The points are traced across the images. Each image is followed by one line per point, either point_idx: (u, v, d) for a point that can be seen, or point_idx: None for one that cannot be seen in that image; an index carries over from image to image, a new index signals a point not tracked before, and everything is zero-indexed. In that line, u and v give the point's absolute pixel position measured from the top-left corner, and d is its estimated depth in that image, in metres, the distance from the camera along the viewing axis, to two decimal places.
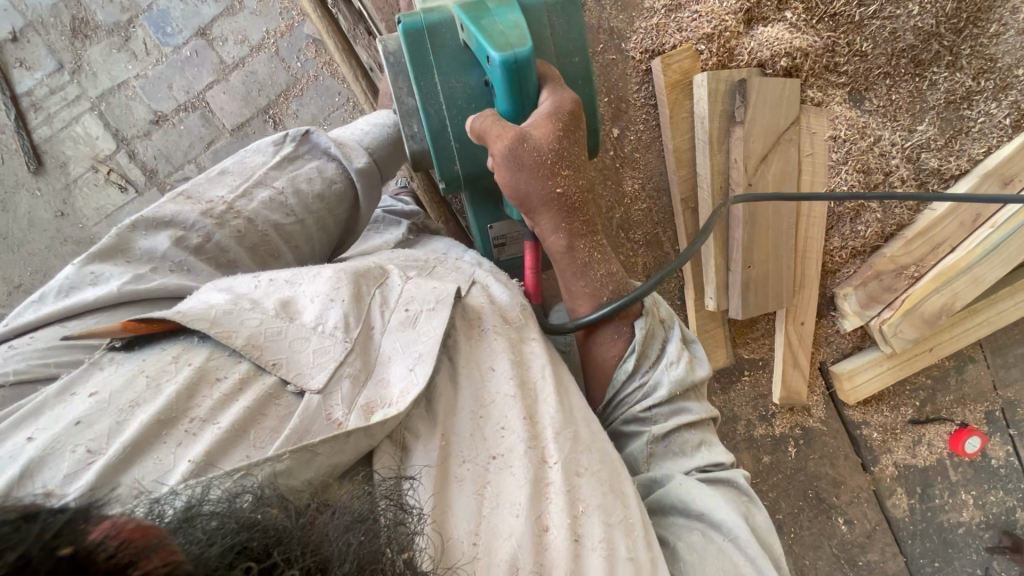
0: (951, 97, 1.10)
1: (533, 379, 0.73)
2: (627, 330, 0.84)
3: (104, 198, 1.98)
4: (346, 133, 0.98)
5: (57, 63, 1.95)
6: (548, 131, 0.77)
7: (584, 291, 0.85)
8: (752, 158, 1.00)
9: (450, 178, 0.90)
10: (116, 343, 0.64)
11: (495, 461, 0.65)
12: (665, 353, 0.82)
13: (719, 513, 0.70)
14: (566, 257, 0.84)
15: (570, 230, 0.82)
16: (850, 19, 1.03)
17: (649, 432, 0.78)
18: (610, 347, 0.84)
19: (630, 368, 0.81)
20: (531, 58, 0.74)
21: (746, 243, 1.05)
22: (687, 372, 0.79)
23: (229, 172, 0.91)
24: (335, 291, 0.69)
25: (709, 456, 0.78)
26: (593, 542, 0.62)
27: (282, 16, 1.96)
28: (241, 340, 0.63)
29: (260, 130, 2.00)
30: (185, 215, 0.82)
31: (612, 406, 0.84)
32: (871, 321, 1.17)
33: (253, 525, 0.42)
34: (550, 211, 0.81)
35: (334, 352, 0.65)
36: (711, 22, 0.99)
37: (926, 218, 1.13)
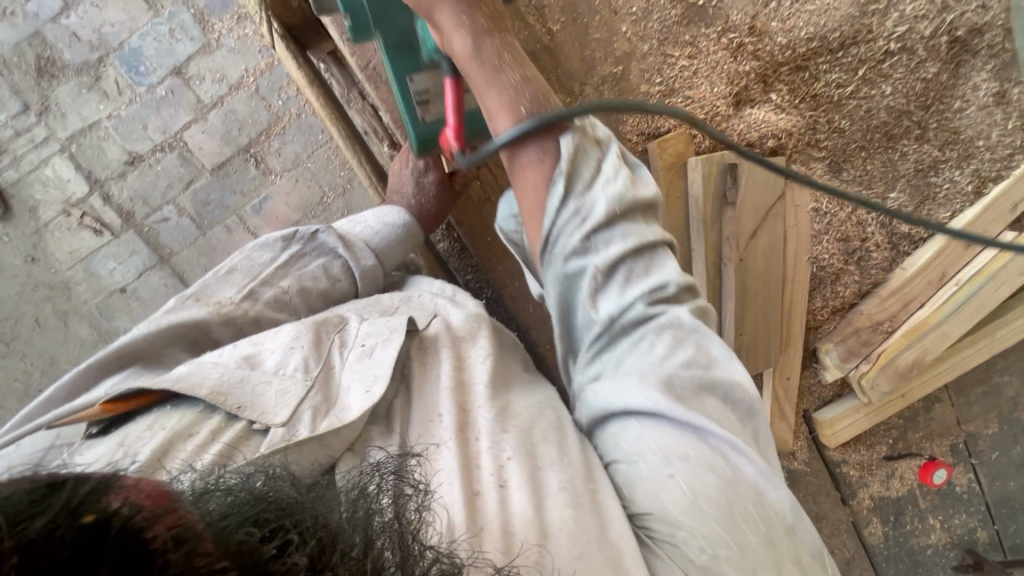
0: (919, 166, 1.17)
1: (471, 381, 0.71)
2: (554, 146, 0.64)
3: (78, 241, 1.92)
4: (355, 228, 0.98)
5: (22, 104, 1.87)
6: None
7: (497, 101, 0.66)
8: (742, 235, 1.07)
9: (354, 10, 0.80)
10: (97, 430, 0.66)
11: (436, 447, 0.63)
12: (600, 168, 0.63)
13: (638, 400, 0.60)
14: (472, 60, 0.67)
15: (475, 28, 0.67)
16: (829, 99, 1.09)
17: (592, 264, 0.62)
18: (535, 167, 0.64)
19: (559, 190, 0.62)
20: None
21: (738, 312, 1.11)
22: (626, 185, 0.62)
23: (236, 270, 0.91)
24: (295, 340, 0.72)
25: (656, 279, 0.62)
26: (518, 480, 0.60)
27: (262, 53, 1.91)
28: (205, 391, 0.65)
29: (241, 169, 1.95)
30: (208, 324, 0.83)
31: (548, 247, 0.64)
32: (850, 373, 1.26)
33: (258, 502, 0.44)
34: (449, 4, 0.67)
35: (296, 390, 0.67)
36: (703, 108, 1.04)
37: (899, 277, 1.21)
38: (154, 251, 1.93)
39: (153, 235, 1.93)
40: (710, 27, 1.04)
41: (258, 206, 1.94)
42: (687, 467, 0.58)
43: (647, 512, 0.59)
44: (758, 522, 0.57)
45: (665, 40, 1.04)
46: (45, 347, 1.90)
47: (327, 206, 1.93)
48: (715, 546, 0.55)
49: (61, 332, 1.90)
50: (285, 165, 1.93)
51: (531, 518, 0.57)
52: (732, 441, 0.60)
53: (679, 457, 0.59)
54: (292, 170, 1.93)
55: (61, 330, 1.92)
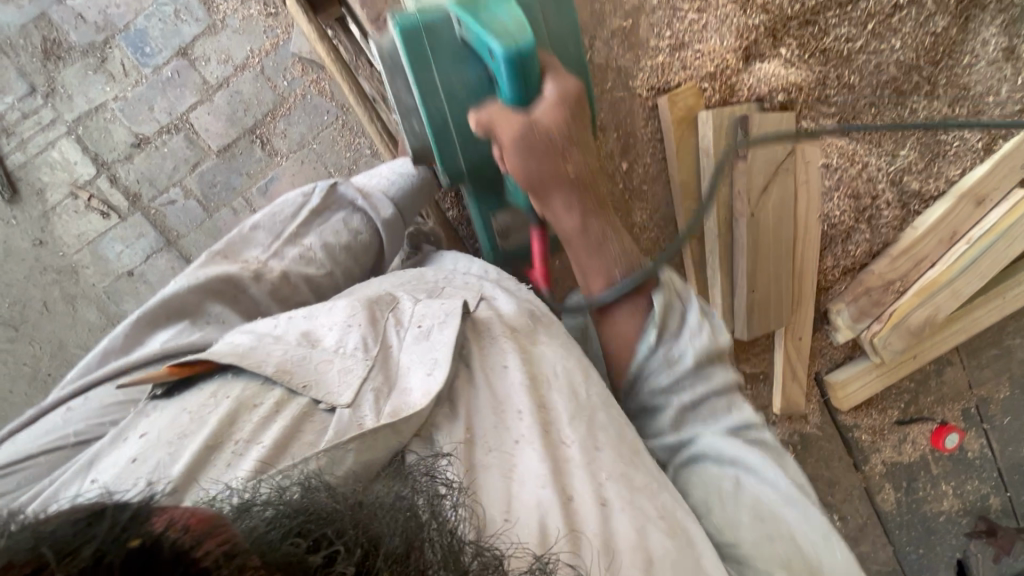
0: (930, 123, 1.17)
1: (543, 373, 0.70)
2: (643, 304, 0.77)
3: (85, 224, 1.92)
4: (372, 181, 0.98)
5: (29, 86, 1.88)
6: (557, 114, 0.76)
7: (598, 267, 0.80)
8: (753, 189, 1.06)
9: (453, 173, 0.87)
10: (159, 391, 0.65)
11: (516, 443, 0.63)
12: (687, 322, 0.74)
13: (750, 459, 0.68)
14: (579, 236, 0.80)
15: (581, 208, 0.79)
16: (839, 54, 1.09)
17: (676, 401, 0.73)
18: (628, 324, 0.77)
19: (651, 340, 0.74)
20: (533, 50, 0.74)
21: (750, 269, 1.11)
22: (709, 341, 0.73)
23: (260, 227, 0.90)
24: (352, 317, 0.71)
25: (739, 418, 0.72)
26: (618, 500, 0.61)
27: (267, 34, 1.91)
28: (271, 367, 0.64)
29: (247, 150, 1.96)
30: (239, 279, 0.83)
31: (636, 384, 0.77)
32: (861, 333, 1.26)
33: (300, 512, 0.43)
34: (562, 191, 0.78)
35: (357, 369, 0.65)
36: (713, 61, 1.04)
37: (909, 236, 1.21)
38: (162, 233, 1.93)
39: (160, 218, 1.93)
40: None
41: (265, 187, 1.94)
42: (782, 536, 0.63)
43: (734, 543, 0.64)
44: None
45: None
46: (54, 331, 1.90)
47: None
48: None
49: (69, 315, 1.90)
50: (290, 146, 1.93)
51: (637, 543, 0.58)
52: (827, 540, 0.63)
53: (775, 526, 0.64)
54: (298, 152, 1.94)
55: (68, 313, 1.92)
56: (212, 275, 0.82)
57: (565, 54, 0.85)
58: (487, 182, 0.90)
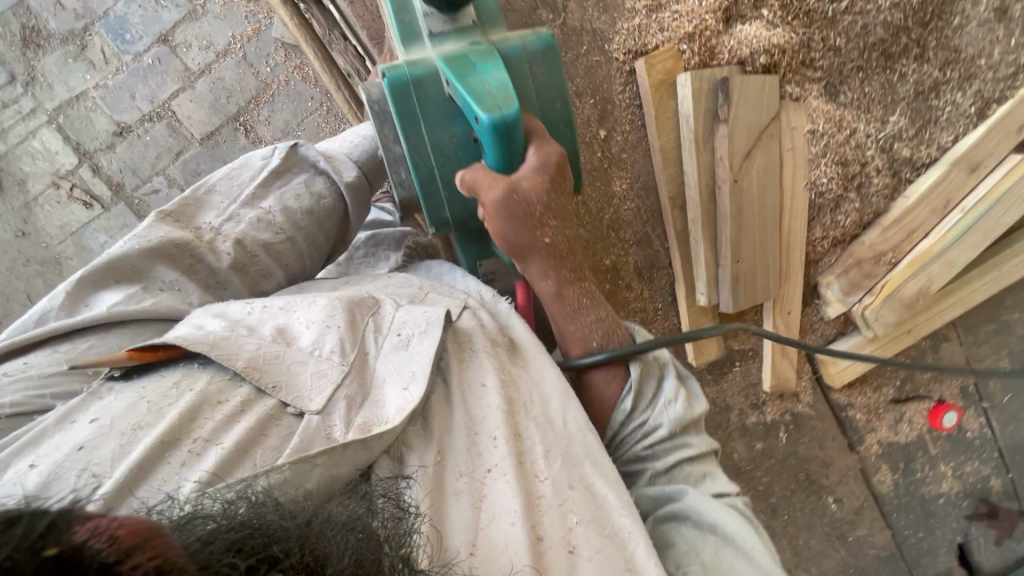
0: (919, 88, 1.13)
1: (522, 400, 0.70)
2: (620, 371, 0.79)
3: (68, 215, 1.90)
4: (335, 145, 0.95)
5: (8, 75, 1.86)
6: (540, 183, 0.71)
7: (575, 335, 0.80)
8: (736, 154, 1.03)
9: (439, 224, 0.82)
10: (116, 372, 0.63)
11: (489, 472, 0.63)
12: (662, 391, 0.76)
13: (730, 526, 0.66)
14: (556, 303, 0.80)
15: (560, 276, 0.78)
16: (824, 16, 1.05)
17: (652, 469, 0.74)
18: (606, 389, 0.79)
19: (627, 408, 0.76)
20: (520, 118, 0.66)
21: (735, 239, 1.07)
22: (685, 410, 0.74)
23: (217, 190, 0.89)
24: (330, 318, 0.68)
25: (716, 487, 0.73)
26: (587, 550, 0.61)
27: (248, 19, 1.88)
28: (241, 363, 0.62)
29: (231, 138, 1.93)
30: (194, 247, 0.81)
31: (613, 446, 0.78)
32: (852, 307, 1.22)
33: (245, 526, 0.40)
34: (540, 258, 0.77)
35: (331, 374, 0.64)
36: (691, 21, 1.00)
37: (900, 205, 1.17)
38: None
39: (144, 207, 1.91)
40: None
41: None
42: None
43: None
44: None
45: None
46: None
47: None
48: None
49: None
50: (274, 133, 1.90)
51: None
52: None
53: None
54: (282, 138, 1.91)
55: None
56: (163, 238, 0.79)
57: (555, 113, 0.78)
58: (474, 232, 0.87)
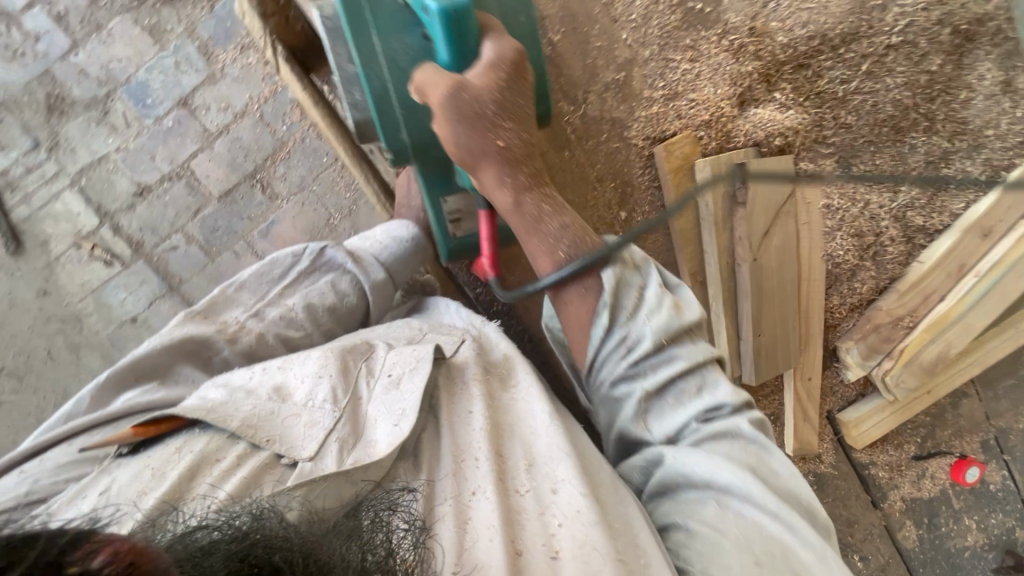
0: (930, 158, 1.16)
1: (508, 423, 0.72)
2: (595, 283, 0.72)
3: (89, 273, 1.91)
4: (365, 244, 0.98)
5: (33, 141, 1.89)
6: (492, 82, 0.70)
7: (541, 249, 0.76)
8: (754, 234, 1.06)
9: (397, 148, 0.79)
10: (125, 449, 0.66)
11: (473, 493, 0.64)
12: (642, 301, 0.70)
13: (724, 476, 0.62)
14: (514, 214, 0.76)
15: (517, 183, 0.74)
16: (834, 96, 1.08)
17: (640, 389, 0.69)
18: (579, 305, 0.73)
19: (604, 322, 0.70)
20: (470, 7, 0.69)
21: (754, 313, 1.10)
22: (670, 320, 0.68)
23: (246, 287, 0.91)
24: (323, 368, 0.71)
25: (711, 400, 0.68)
26: (569, 549, 0.59)
27: (264, 81, 1.91)
28: (236, 422, 0.64)
29: (248, 195, 1.94)
30: (214, 342, 0.83)
31: (594, 370, 0.73)
32: (872, 371, 1.23)
33: (245, 537, 0.44)
34: (495, 165, 0.73)
35: (323, 422, 0.66)
36: (708, 109, 1.04)
37: (916, 271, 1.19)
38: (164, 279, 1.92)
39: (163, 264, 1.92)
40: (710, 30, 1.04)
41: (266, 230, 1.93)
42: (766, 561, 0.57)
43: None
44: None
45: (666, 45, 1.03)
46: (59, 380, 1.88)
47: (333, 227, 1.92)
48: None
49: (73, 364, 1.88)
50: (290, 189, 1.92)
51: None
52: (817, 553, 0.58)
53: (757, 550, 0.58)
54: (298, 194, 1.93)
55: (72, 362, 1.90)
56: (185, 336, 0.82)
57: (518, 27, 0.79)
58: (436, 160, 0.82)
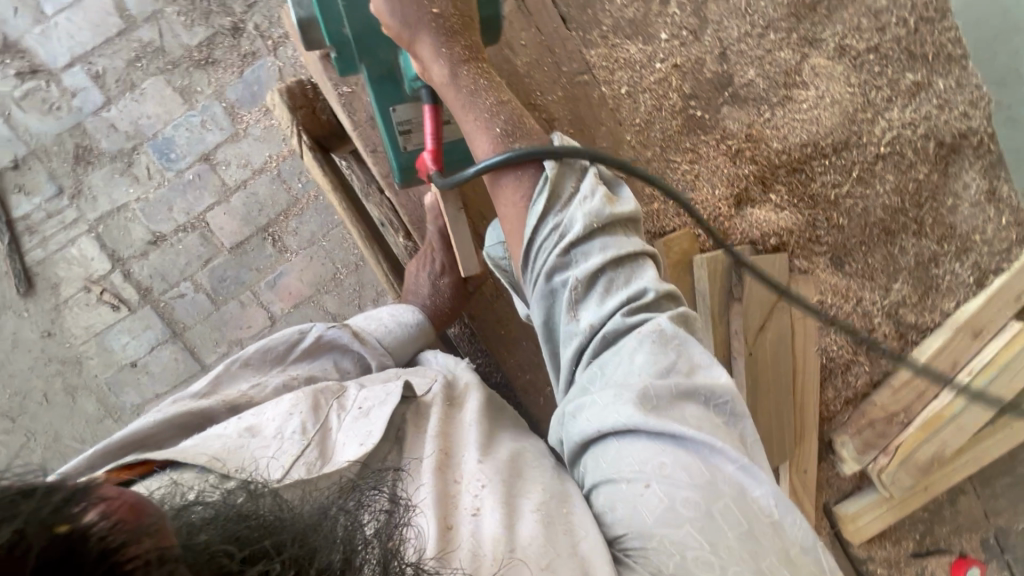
0: (920, 260, 1.20)
1: (456, 427, 0.74)
2: (533, 169, 0.70)
3: (94, 317, 1.93)
4: (370, 325, 1.00)
5: (57, 188, 1.96)
6: None
7: (477, 126, 0.72)
8: (750, 329, 1.11)
9: (340, 45, 0.78)
10: None
11: (415, 484, 0.65)
12: (577, 190, 0.68)
13: (613, 417, 0.61)
14: (451, 89, 0.73)
15: (453, 54, 0.72)
16: (827, 198, 1.14)
17: (572, 277, 0.65)
18: (516, 192, 0.70)
19: (539, 208, 0.67)
20: None
21: (750, 406, 1.13)
22: (599, 206, 0.66)
23: (248, 364, 0.90)
24: (294, 407, 0.73)
25: (635, 290, 0.65)
26: (491, 509, 0.61)
27: (284, 141, 1.99)
28: (206, 456, 0.65)
29: (259, 248, 1.99)
30: (211, 413, 0.81)
31: (530, 262, 0.69)
32: (868, 466, 1.23)
33: (237, 517, 0.47)
34: (431, 35, 0.71)
35: (291, 448, 0.68)
36: (707, 209, 1.10)
37: (909, 367, 1.21)
38: (168, 325, 1.94)
39: (168, 310, 1.94)
40: (708, 135, 1.11)
41: (273, 282, 1.96)
42: (663, 477, 0.58)
43: (624, 534, 0.59)
44: (740, 522, 0.56)
45: (667, 147, 1.09)
46: (51, 423, 1.87)
47: (339, 282, 1.96)
48: (686, 550, 0.55)
49: (68, 407, 1.88)
50: (300, 243, 1.98)
51: (501, 537, 0.58)
52: (709, 444, 0.59)
53: (652, 469, 0.58)
54: (308, 248, 1.98)
55: (67, 405, 1.89)
56: (180, 409, 0.80)
57: None
58: (382, 69, 0.82)
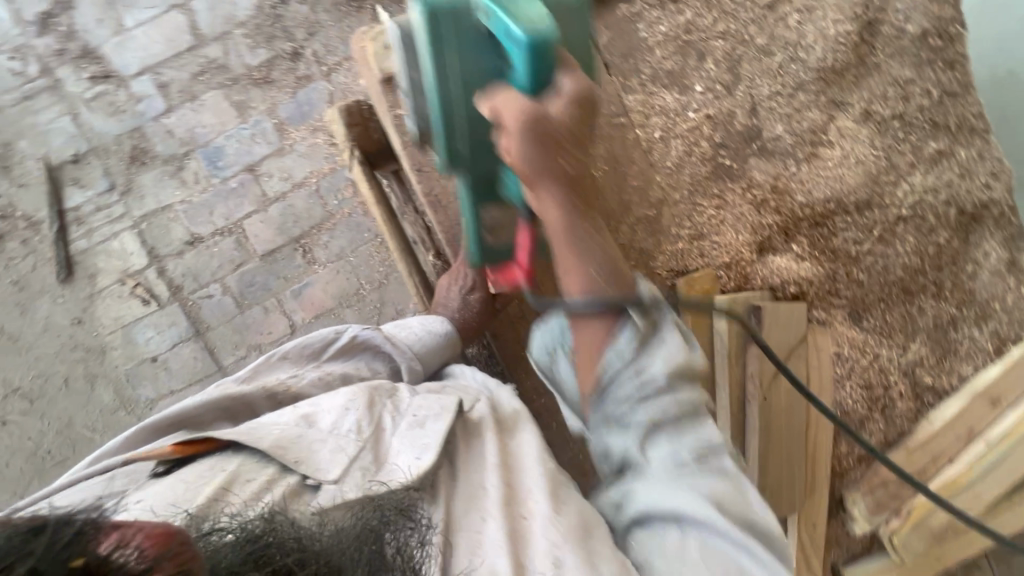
0: (938, 321, 1.21)
1: (516, 461, 0.73)
2: (619, 315, 0.69)
3: (124, 309, 2.00)
4: (400, 331, 1.05)
5: (109, 184, 2.06)
6: (568, 111, 0.66)
7: (577, 269, 0.71)
8: (766, 373, 1.12)
9: (453, 163, 0.79)
10: (160, 468, 0.69)
11: (482, 520, 0.65)
12: (660, 338, 0.68)
13: (689, 507, 0.61)
14: (560, 232, 0.71)
15: (570, 204, 0.70)
16: (847, 254, 1.17)
17: (648, 420, 0.65)
18: (598, 332, 0.69)
19: (623, 353, 0.67)
20: (554, 39, 0.65)
21: (761, 449, 1.13)
22: (682, 358, 0.66)
23: (286, 358, 0.95)
24: (351, 401, 0.74)
25: (704, 440, 0.65)
26: (573, 560, 0.61)
27: (326, 159, 2.10)
28: (268, 442, 0.67)
29: (289, 258, 2.07)
30: (252, 401, 0.85)
31: (602, 398, 0.67)
32: (880, 527, 1.21)
33: (261, 538, 0.53)
34: (556, 185, 0.68)
35: (348, 449, 0.69)
36: (729, 252, 1.14)
37: (924, 429, 1.21)
38: (193, 324, 2.00)
39: (195, 309, 2.01)
40: (735, 183, 1.16)
41: (298, 291, 2.03)
42: None
43: None
44: None
45: (695, 191, 1.14)
46: (67, 408, 1.92)
47: (361, 298, 2.02)
48: None
49: (85, 394, 1.93)
50: (329, 257, 2.05)
51: None
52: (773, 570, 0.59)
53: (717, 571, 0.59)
54: (335, 262, 2.05)
55: (85, 393, 1.94)
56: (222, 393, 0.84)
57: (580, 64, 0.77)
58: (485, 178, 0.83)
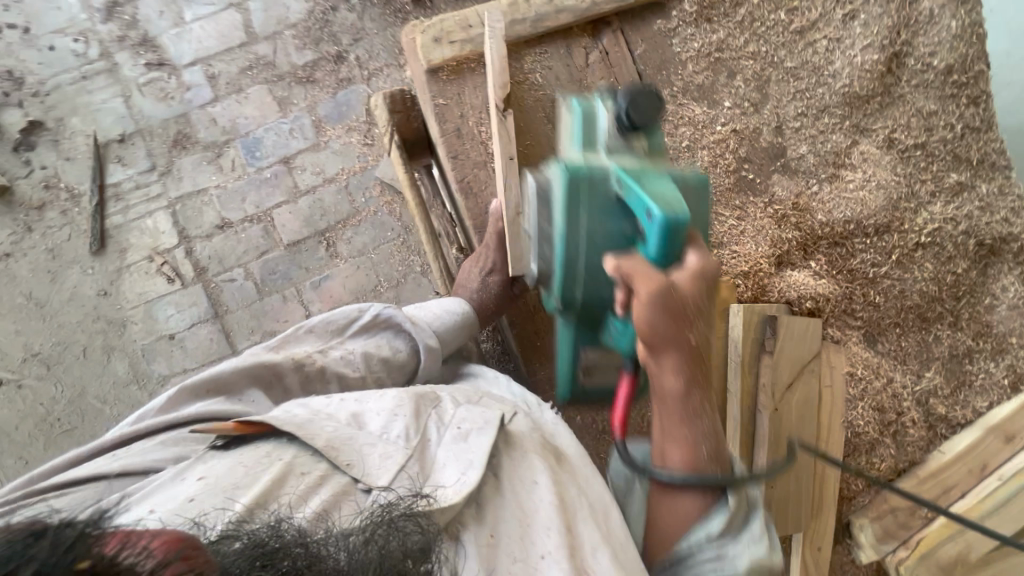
0: (953, 352, 1.21)
1: (570, 497, 0.73)
2: (710, 499, 0.73)
3: (149, 286, 2.05)
4: (422, 313, 1.05)
5: (150, 164, 2.14)
6: (695, 285, 0.71)
7: (683, 439, 0.74)
8: (778, 385, 1.13)
9: (566, 304, 0.83)
10: (218, 442, 0.71)
11: (541, 556, 0.66)
12: (748, 529, 0.72)
13: None
14: (674, 402, 0.74)
15: (689, 377, 0.74)
16: (865, 276, 1.19)
17: None
18: (688, 511, 0.73)
19: (710, 531, 0.71)
20: (686, 223, 0.69)
21: (770, 463, 1.12)
22: (764, 556, 0.70)
23: (312, 331, 0.96)
24: (398, 408, 0.76)
25: None
26: None
27: (358, 158, 2.17)
28: (321, 442, 0.68)
29: (312, 249, 2.12)
30: (279, 367, 0.89)
31: (679, 565, 0.72)
32: (886, 557, 1.19)
33: (267, 543, 0.49)
34: (677, 357, 0.73)
35: (396, 455, 0.69)
36: (748, 261, 1.16)
37: (937, 459, 1.19)
38: (213, 305, 2.05)
39: (216, 292, 2.06)
40: (758, 198, 1.19)
41: (317, 283, 2.08)
42: None
43: None
44: None
45: (717, 202, 1.18)
46: (81, 377, 1.96)
47: (378, 294, 2.07)
48: None
49: (101, 364, 1.97)
50: (351, 252, 2.10)
51: None
52: None
53: None
54: (357, 258, 2.10)
55: (101, 364, 1.98)
56: (257, 360, 0.88)
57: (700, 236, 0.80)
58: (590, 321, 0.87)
